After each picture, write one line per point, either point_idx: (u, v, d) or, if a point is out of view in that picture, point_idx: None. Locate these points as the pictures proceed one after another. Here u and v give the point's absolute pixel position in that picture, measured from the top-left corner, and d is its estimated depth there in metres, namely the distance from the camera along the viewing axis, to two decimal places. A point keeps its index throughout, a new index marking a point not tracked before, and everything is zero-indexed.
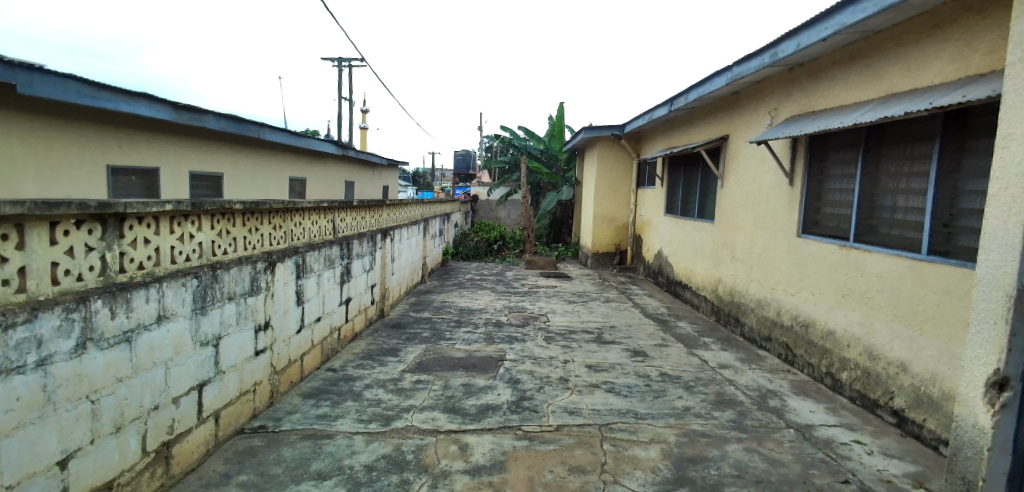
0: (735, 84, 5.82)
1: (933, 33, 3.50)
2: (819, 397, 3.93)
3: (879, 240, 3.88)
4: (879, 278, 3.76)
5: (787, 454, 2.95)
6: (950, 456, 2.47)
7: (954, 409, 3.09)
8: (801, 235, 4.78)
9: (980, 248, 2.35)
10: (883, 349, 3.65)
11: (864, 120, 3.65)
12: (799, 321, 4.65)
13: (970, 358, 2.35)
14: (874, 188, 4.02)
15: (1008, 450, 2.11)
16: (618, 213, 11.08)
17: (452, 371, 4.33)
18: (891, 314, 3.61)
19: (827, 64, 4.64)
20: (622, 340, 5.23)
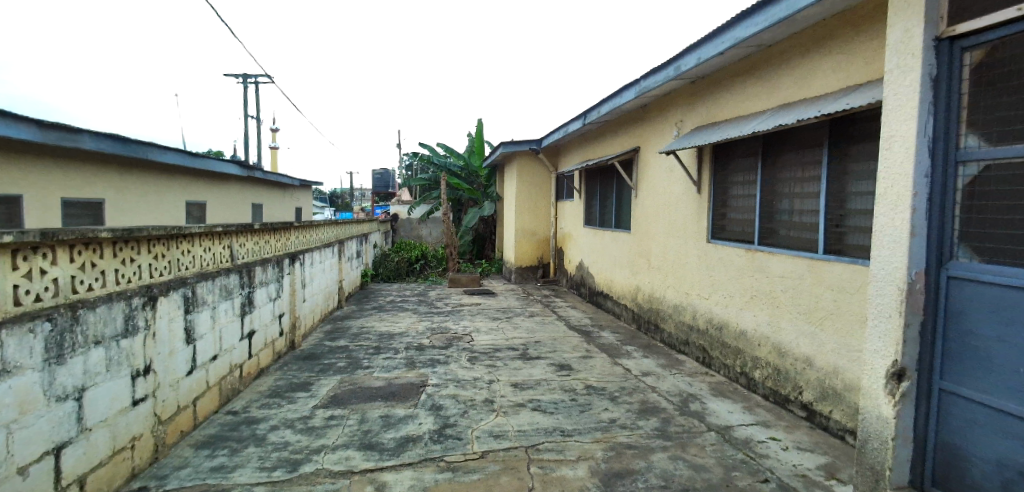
0: (643, 97, 6.03)
1: (817, 48, 3.79)
2: (736, 397, 4.05)
3: (780, 242, 4.11)
4: (782, 278, 3.96)
5: (709, 459, 2.96)
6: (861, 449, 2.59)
7: (857, 400, 3.26)
8: (711, 240, 4.98)
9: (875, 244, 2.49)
10: (790, 345, 3.82)
11: (763, 127, 3.84)
12: (713, 324, 4.82)
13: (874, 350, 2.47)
14: (772, 194, 4.26)
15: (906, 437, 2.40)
16: (539, 226, 11.17)
17: (369, 402, 4.04)
18: (794, 312, 3.80)
19: (726, 77, 4.90)
20: (546, 354, 5.17)
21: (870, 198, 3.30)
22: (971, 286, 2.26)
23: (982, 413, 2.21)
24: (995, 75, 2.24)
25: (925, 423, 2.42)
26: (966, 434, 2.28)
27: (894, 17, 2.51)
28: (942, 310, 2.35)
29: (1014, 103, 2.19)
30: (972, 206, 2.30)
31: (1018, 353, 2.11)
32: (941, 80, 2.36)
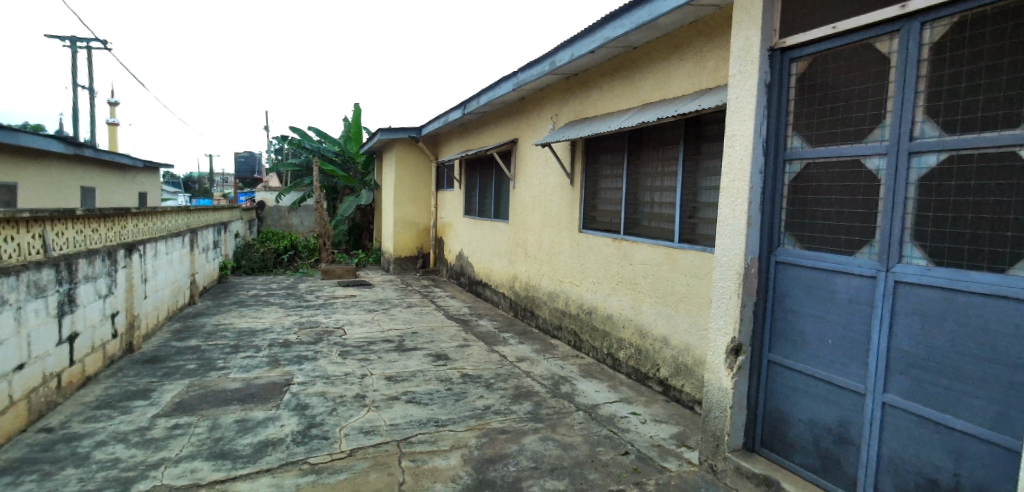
0: (521, 90, 6.14)
1: (674, 53, 4.11)
2: (602, 377, 4.31)
3: (642, 232, 4.43)
4: (643, 265, 4.28)
5: (576, 437, 3.11)
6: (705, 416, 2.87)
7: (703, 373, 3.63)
8: (582, 230, 5.23)
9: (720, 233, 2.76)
10: (650, 327, 4.15)
11: (628, 124, 4.09)
12: (583, 309, 5.08)
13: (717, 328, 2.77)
14: (636, 187, 4.57)
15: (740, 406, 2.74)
16: (420, 216, 10.97)
17: (222, 406, 3.64)
18: (653, 296, 4.13)
19: (597, 76, 5.15)
20: (423, 345, 5.08)
21: (715, 192, 3.68)
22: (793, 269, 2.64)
23: (799, 380, 2.59)
24: (812, 84, 2.62)
25: (756, 394, 2.78)
26: (788, 399, 2.64)
27: (737, 27, 2.83)
28: (772, 291, 2.73)
29: (829, 110, 2.54)
30: (795, 201, 2.68)
31: (826, 327, 2.49)
32: (774, 86, 2.74)
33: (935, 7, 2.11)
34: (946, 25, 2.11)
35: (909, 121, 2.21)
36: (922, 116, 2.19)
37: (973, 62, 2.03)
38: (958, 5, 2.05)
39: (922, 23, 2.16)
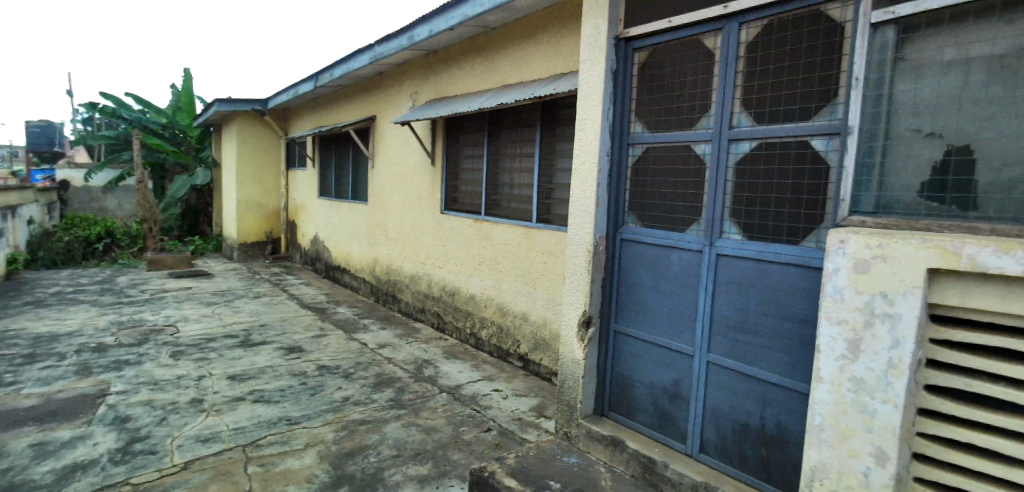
0: (378, 64, 5.84)
1: (530, 36, 4.20)
2: (466, 357, 4.35)
3: (503, 212, 4.50)
4: (504, 245, 4.37)
5: (439, 419, 3.11)
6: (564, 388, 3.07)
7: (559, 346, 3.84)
8: (444, 211, 5.18)
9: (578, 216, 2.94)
10: (511, 304, 4.26)
11: (488, 105, 4.09)
12: (446, 291, 5.06)
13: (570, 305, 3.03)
14: (497, 167, 4.62)
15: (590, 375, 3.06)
16: (267, 197, 10.06)
17: (10, 429, 2.99)
18: (514, 275, 4.24)
19: (457, 54, 5.07)
20: (273, 338, 4.68)
21: (568, 174, 3.85)
22: (634, 246, 2.96)
23: (640, 346, 2.96)
24: (651, 74, 2.89)
25: (604, 362, 3.13)
26: (631, 365, 3.01)
27: (588, 13, 3.02)
28: (616, 265, 3.04)
29: (665, 99, 2.83)
30: (636, 184, 2.97)
31: (661, 297, 2.86)
32: (619, 74, 2.97)
33: (750, 10, 2.46)
34: (758, 27, 2.47)
35: (728, 111, 2.58)
36: (738, 108, 2.57)
37: (777, 62, 2.42)
38: (767, 11, 2.41)
39: (741, 24, 2.51)
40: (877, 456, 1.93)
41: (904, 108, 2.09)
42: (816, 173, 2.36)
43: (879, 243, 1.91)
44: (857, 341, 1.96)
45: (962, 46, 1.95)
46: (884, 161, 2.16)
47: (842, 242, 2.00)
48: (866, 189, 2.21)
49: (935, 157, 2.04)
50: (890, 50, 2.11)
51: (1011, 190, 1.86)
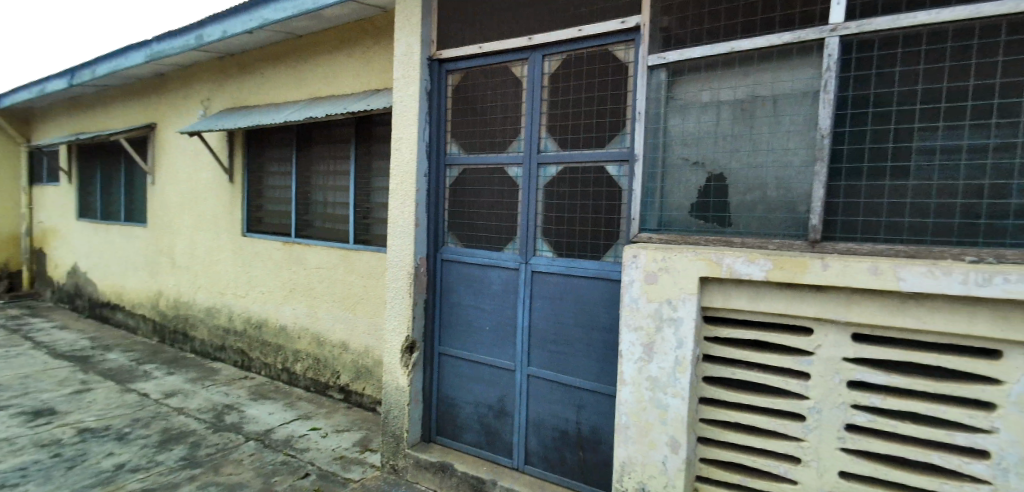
0: (159, 64, 5.12)
1: (340, 49, 4.04)
2: (278, 395, 4.46)
3: (315, 233, 4.47)
4: (317, 269, 4.39)
5: (246, 471, 3.22)
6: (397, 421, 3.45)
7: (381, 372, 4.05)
8: (245, 234, 4.98)
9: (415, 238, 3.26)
10: (327, 334, 4.34)
11: (294, 117, 3.87)
12: (252, 323, 4.97)
13: (392, 331, 3.48)
14: (307, 184, 4.51)
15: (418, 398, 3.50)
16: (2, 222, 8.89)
17: None
18: (330, 300, 4.31)
19: (259, 60, 4.67)
20: (16, 399, 4.21)
21: (384, 193, 3.95)
22: (453, 268, 3.38)
23: (461, 362, 3.43)
24: (465, 96, 3.22)
25: (431, 381, 3.55)
26: (454, 381, 3.48)
27: (400, 32, 3.26)
28: (438, 285, 3.45)
29: (478, 122, 3.18)
30: (453, 210, 3.35)
31: (481, 314, 3.32)
32: (433, 93, 3.26)
33: (550, 44, 2.86)
34: (559, 60, 2.87)
35: (537, 136, 2.94)
36: (545, 134, 2.94)
37: (574, 93, 2.82)
38: (563, 47, 2.82)
39: (544, 56, 2.90)
40: (671, 445, 2.46)
41: (675, 140, 2.52)
42: (612, 194, 2.76)
43: (662, 257, 2.43)
44: (650, 344, 2.49)
45: (714, 90, 2.41)
46: (664, 184, 2.57)
47: (635, 256, 2.51)
48: (651, 209, 2.62)
49: (700, 182, 2.48)
50: (663, 90, 2.52)
51: (752, 209, 2.37)
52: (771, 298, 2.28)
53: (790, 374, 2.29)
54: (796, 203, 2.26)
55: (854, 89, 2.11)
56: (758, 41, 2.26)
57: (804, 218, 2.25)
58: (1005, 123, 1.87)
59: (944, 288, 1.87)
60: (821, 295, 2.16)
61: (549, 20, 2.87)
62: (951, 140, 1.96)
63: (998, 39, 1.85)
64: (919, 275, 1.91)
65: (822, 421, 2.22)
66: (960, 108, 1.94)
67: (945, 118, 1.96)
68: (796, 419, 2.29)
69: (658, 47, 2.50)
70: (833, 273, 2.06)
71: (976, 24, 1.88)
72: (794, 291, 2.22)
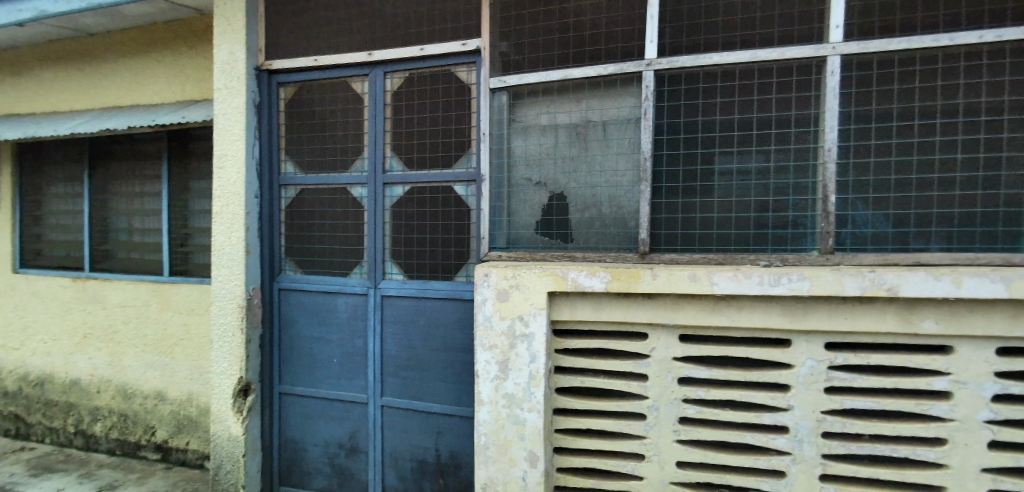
0: None
1: (145, 52, 3.51)
2: (69, 466, 3.63)
3: (116, 266, 3.81)
4: (121, 308, 3.69)
5: None
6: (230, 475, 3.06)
7: (207, 423, 3.51)
8: (18, 271, 4.05)
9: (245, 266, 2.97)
10: (136, 384, 3.66)
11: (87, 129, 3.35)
12: (28, 381, 4.00)
13: (218, 373, 3.05)
14: (105, 209, 3.85)
15: (257, 447, 3.15)
16: None
17: None
18: (139, 346, 3.64)
19: (32, 59, 3.87)
20: None
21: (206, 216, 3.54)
22: (293, 296, 3.11)
23: (303, 400, 3.14)
24: (298, 110, 3.04)
25: (269, 426, 3.20)
26: (298, 423, 3.18)
27: (221, 37, 2.95)
28: (275, 316, 3.13)
29: (317, 139, 3.01)
30: (290, 233, 3.10)
31: (325, 345, 3.08)
32: (263, 107, 3.00)
33: (391, 62, 2.83)
34: (401, 78, 2.84)
35: (381, 156, 2.87)
36: (390, 153, 2.88)
37: (419, 112, 2.82)
38: (404, 66, 2.81)
39: (385, 73, 2.85)
40: (530, 459, 2.50)
41: (519, 161, 2.61)
42: (461, 214, 2.78)
43: (512, 274, 2.48)
44: (505, 361, 2.51)
45: (551, 114, 2.54)
46: (510, 203, 2.64)
47: (486, 275, 2.52)
48: (499, 228, 2.66)
49: (542, 201, 2.59)
50: (505, 112, 2.59)
51: (590, 225, 2.53)
52: (610, 308, 2.43)
53: (631, 376, 2.47)
54: (626, 219, 2.47)
55: (668, 118, 2.38)
56: (587, 71, 2.44)
57: (633, 232, 2.46)
58: (780, 149, 2.27)
59: (747, 290, 2.17)
60: (651, 303, 2.37)
61: (388, 36, 2.82)
62: (744, 163, 2.31)
63: (772, 80, 2.25)
64: (728, 279, 2.19)
65: (659, 417, 2.42)
66: (748, 136, 2.30)
67: (738, 144, 2.31)
68: (638, 418, 2.46)
69: (498, 72, 2.58)
70: (662, 281, 2.28)
71: (755, 67, 2.26)
72: (629, 300, 2.40)
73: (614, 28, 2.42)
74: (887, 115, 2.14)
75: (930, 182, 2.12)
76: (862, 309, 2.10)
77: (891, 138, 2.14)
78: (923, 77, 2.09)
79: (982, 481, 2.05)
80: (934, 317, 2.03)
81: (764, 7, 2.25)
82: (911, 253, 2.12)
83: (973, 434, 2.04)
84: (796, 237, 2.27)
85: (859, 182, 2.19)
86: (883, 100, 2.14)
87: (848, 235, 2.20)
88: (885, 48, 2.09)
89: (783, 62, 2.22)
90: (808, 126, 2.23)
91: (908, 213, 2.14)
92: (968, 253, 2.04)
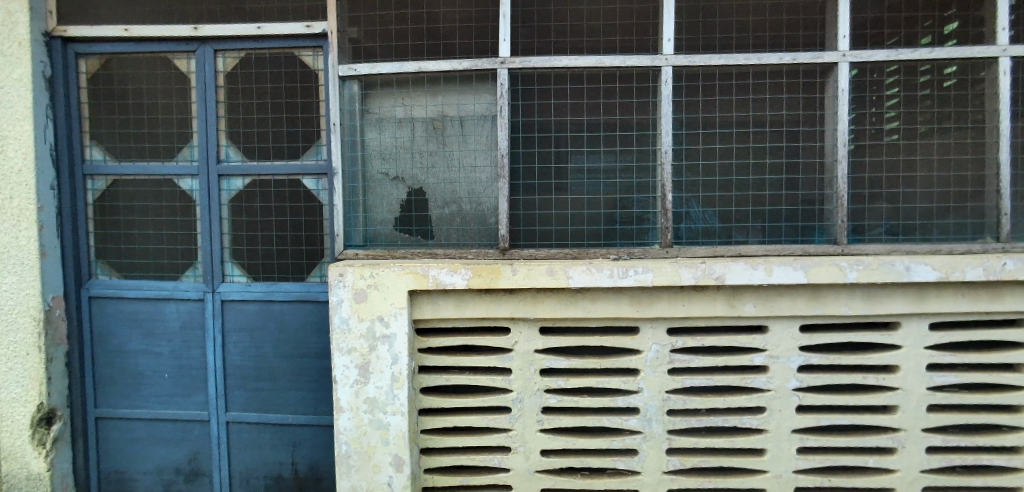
0: None
1: None
2: None
3: None
4: None
5: None
6: None
7: None
8: None
9: (40, 273, 2.47)
10: None
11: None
12: None
13: (7, 401, 2.49)
14: None
15: (68, 484, 2.67)
16: None
17: None
18: None
19: None
20: None
21: None
22: (109, 303, 2.68)
23: (126, 424, 2.72)
24: (104, 89, 2.65)
25: (84, 458, 2.73)
26: (121, 451, 2.74)
27: None
28: (86, 329, 2.67)
29: (132, 123, 2.66)
30: (101, 230, 2.70)
31: (149, 359, 2.69)
32: (57, 81, 2.54)
33: (222, 39, 2.55)
34: (236, 58, 2.58)
35: (214, 144, 2.59)
36: (225, 141, 2.62)
37: (259, 97, 2.59)
38: (237, 44, 2.55)
39: (215, 51, 2.57)
40: (395, 463, 2.38)
41: (374, 155, 2.48)
42: (311, 209, 2.62)
43: (369, 273, 2.33)
44: (365, 365, 2.35)
45: (407, 106, 2.45)
46: (365, 199, 2.50)
47: (341, 275, 2.33)
48: (354, 225, 2.51)
49: (401, 197, 2.49)
50: (357, 102, 2.44)
51: (450, 222, 2.49)
52: (472, 304, 2.38)
53: (494, 371, 2.46)
54: (485, 215, 2.46)
55: (522, 116, 2.41)
56: (443, 64, 2.37)
57: (493, 228, 2.46)
58: (624, 150, 2.41)
59: (600, 282, 2.26)
60: (514, 297, 2.36)
61: (219, 10, 2.53)
62: (593, 163, 2.42)
63: (616, 85, 2.38)
64: (582, 273, 2.26)
65: (524, 409, 2.44)
66: (597, 137, 2.41)
67: (588, 144, 2.42)
68: (503, 411, 2.46)
69: (348, 58, 2.42)
70: (520, 276, 2.29)
71: (601, 72, 2.37)
72: (490, 295, 2.37)
73: (468, 24, 2.40)
74: (712, 122, 2.37)
75: (747, 183, 2.39)
76: (697, 296, 2.30)
77: (716, 143, 2.38)
78: (739, 90, 2.36)
79: (792, 441, 2.36)
80: (753, 302, 2.28)
81: (608, 15, 2.37)
82: (733, 245, 2.37)
83: (785, 401, 2.34)
84: (641, 232, 2.43)
85: (692, 182, 2.40)
86: (708, 109, 2.37)
87: (684, 230, 2.41)
88: (708, 63, 2.30)
89: (625, 69, 2.35)
90: (648, 129, 2.40)
91: (731, 210, 2.40)
92: (776, 246, 2.34)
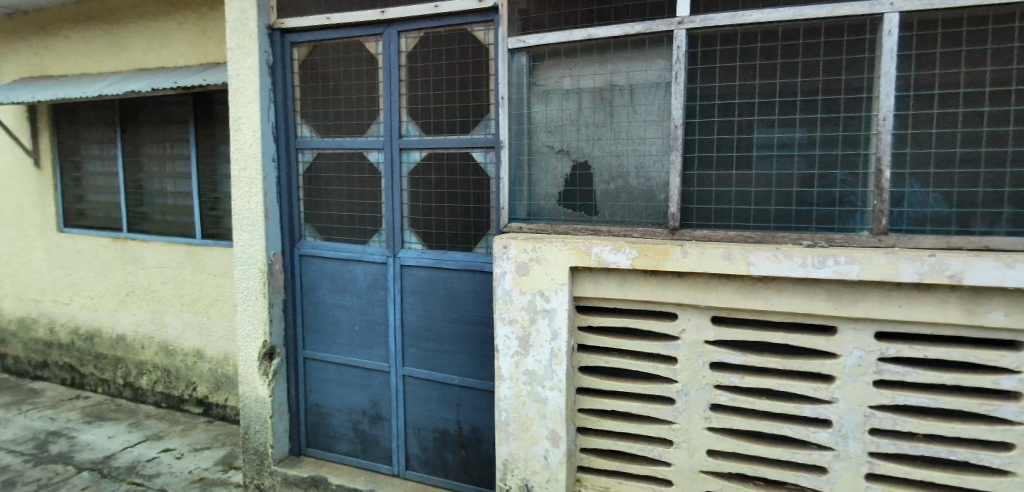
0: None
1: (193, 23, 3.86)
2: (119, 415, 4.17)
3: (151, 229, 4.27)
4: (159, 269, 4.14)
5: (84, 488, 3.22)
6: (256, 433, 3.17)
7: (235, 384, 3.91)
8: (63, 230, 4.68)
9: (265, 229, 2.96)
10: (176, 341, 4.11)
11: (111, 91, 3.77)
12: (79, 334, 4.63)
13: (244, 336, 3.09)
14: (139, 173, 4.31)
15: (284, 409, 3.22)
16: None
17: None
18: (177, 306, 4.07)
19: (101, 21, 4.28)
20: None
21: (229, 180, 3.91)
22: (313, 262, 3.11)
23: (325, 367, 3.17)
24: (310, 72, 3.00)
25: (295, 390, 3.26)
26: (321, 388, 3.22)
27: None
28: (297, 282, 3.14)
29: (331, 103, 2.98)
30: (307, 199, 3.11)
31: (342, 312, 3.08)
32: (277, 67, 2.96)
33: (404, 20, 2.71)
34: (415, 37, 2.73)
35: (397, 121, 2.80)
36: (406, 117, 2.81)
37: (434, 74, 2.71)
38: (417, 24, 2.68)
39: (399, 32, 2.74)
40: (551, 438, 2.40)
41: (540, 128, 2.45)
42: (479, 182, 2.69)
43: (532, 248, 2.32)
44: (524, 337, 2.39)
45: (574, 76, 2.35)
46: (530, 172, 2.49)
47: (506, 247, 2.37)
48: (519, 199, 2.53)
49: (565, 171, 2.43)
50: (525, 75, 2.43)
51: (615, 198, 2.36)
52: (637, 286, 2.25)
53: (658, 358, 2.32)
54: (654, 191, 2.28)
55: (700, 82, 2.16)
56: (613, 30, 2.22)
57: (663, 206, 2.28)
58: (828, 118, 2.01)
59: (788, 272, 1.96)
60: (683, 281, 2.17)
61: None
62: (785, 134, 2.08)
63: (821, 39, 1.98)
64: (766, 259, 1.98)
65: (689, 402, 2.27)
66: (791, 103, 2.05)
67: (780, 111, 2.07)
68: (666, 402, 2.32)
69: (517, 31, 2.40)
70: (692, 260, 2.08)
71: (800, 25, 1.99)
72: (656, 278, 2.21)
73: None
74: (953, 81, 1.84)
75: (1002, 156, 1.81)
76: (921, 297, 1.86)
77: (957, 107, 1.85)
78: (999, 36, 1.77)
79: None
80: (1005, 310, 1.78)
81: None
82: (975, 238, 1.85)
83: None
84: (845, 215, 2.03)
85: (919, 155, 1.92)
86: (947, 64, 1.84)
87: (903, 215, 1.96)
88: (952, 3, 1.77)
89: (834, 19, 1.94)
90: (860, 92, 1.96)
91: (976, 192, 1.86)
92: None
